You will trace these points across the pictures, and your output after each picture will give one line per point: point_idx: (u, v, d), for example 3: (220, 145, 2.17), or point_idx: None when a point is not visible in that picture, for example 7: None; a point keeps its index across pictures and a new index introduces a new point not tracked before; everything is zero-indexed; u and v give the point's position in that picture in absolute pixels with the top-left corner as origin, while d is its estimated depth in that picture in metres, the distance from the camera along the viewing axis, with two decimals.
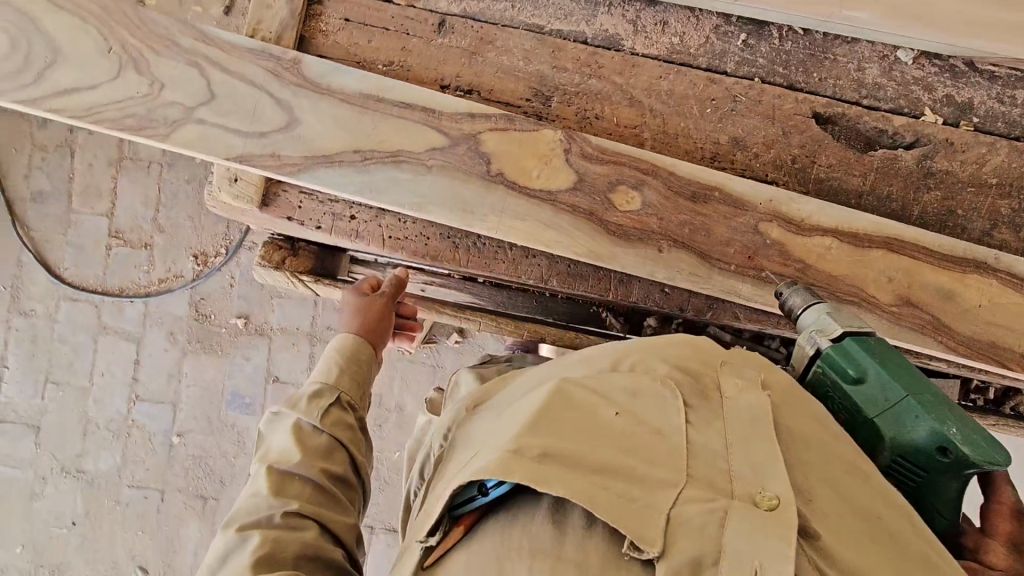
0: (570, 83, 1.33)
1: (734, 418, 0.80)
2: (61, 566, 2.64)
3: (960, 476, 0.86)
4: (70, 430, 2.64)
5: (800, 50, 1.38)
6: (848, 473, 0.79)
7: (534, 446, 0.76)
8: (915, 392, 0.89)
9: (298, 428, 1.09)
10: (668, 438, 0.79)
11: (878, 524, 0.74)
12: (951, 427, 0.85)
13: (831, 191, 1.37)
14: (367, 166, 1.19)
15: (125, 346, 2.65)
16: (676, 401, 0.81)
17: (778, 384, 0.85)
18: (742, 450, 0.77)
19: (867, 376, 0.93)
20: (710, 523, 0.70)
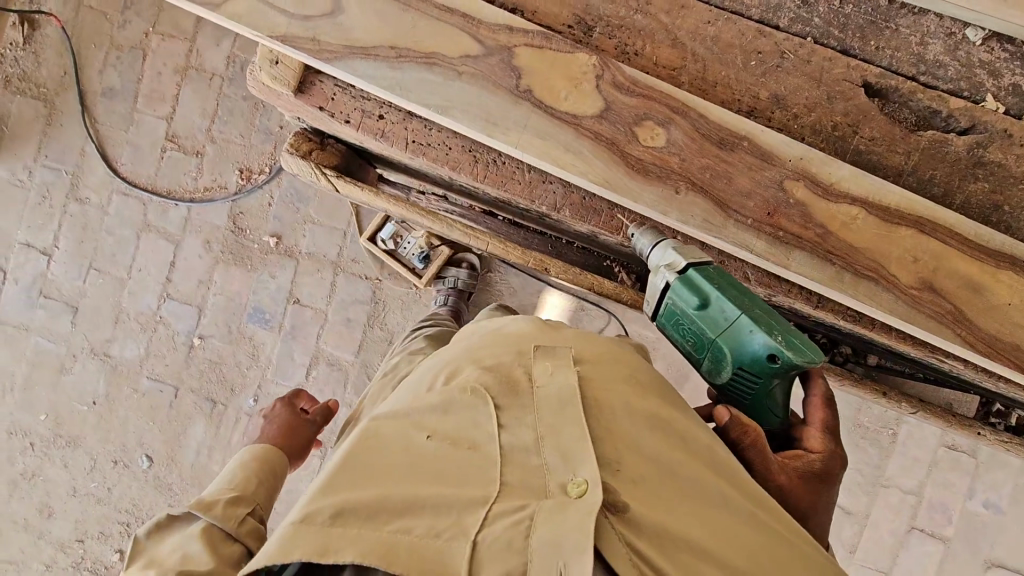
0: (615, 16, 1.31)
1: (543, 408, 1.03)
2: (77, 439, 2.81)
3: (781, 374, 1.13)
4: (103, 315, 2.80)
5: (861, 15, 1.32)
6: (650, 445, 1.02)
7: (331, 509, 0.92)
8: (748, 311, 1.12)
9: (208, 530, 1.25)
10: (481, 452, 1.00)
11: (670, 482, 0.99)
12: (776, 336, 1.10)
13: (868, 164, 1.31)
14: (400, 63, 1.21)
15: (164, 246, 2.78)
16: (486, 408, 1.05)
17: (586, 363, 1.12)
18: (554, 435, 0.99)
19: (711, 301, 1.15)
20: (519, 535, 0.87)
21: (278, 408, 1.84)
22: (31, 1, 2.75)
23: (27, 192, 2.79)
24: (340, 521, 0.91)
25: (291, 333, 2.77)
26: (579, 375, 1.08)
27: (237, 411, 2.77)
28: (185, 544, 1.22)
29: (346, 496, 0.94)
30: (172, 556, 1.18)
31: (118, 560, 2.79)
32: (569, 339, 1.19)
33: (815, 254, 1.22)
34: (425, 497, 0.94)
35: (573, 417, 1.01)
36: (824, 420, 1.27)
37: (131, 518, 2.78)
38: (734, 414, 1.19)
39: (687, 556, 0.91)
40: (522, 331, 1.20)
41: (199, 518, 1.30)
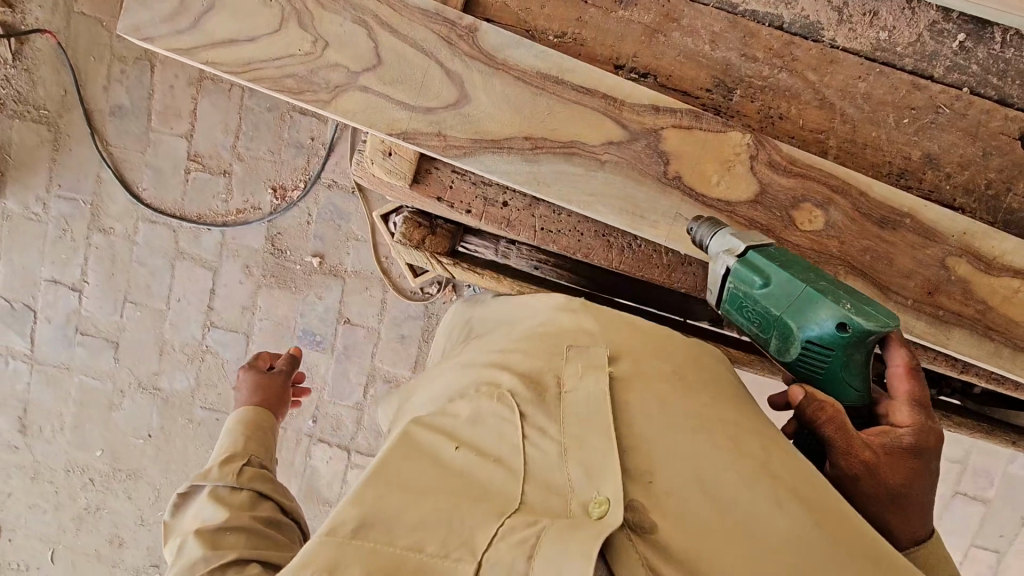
0: (757, 76, 1.18)
1: (572, 417, 0.92)
2: (138, 472, 2.79)
3: (861, 347, 0.96)
4: (148, 350, 2.70)
5: (1023, 60, 1.20)
6: (688, 447, 0.90)
7: (350, 521, 0.82)
8: (811, 281, 0.97)
9: (215, 494, 1.11)
10: (506, 466, 0.89)
11: (713, 496, 0.85)
12: (845, 303, 0.94)
13: (1021, 224, 1.24)
14: (536, 155, 1.09)
15: (202, 273, 2.64)
16: (511, 416, 0.93)
17: (628, 366, 0.99)
18: (578, 448, 0.88)
19: (769, 279, 0.99)
20: (519, 561, 0.77)
21: (246, 373, 1.57)
22: (15, 12, 2.44)
23: (45, 226, 2.61)
24: (359, 536, 0.81)
25: (344, 353, 2.69)
26: (612, 376, 0.96)
27: (297, 432, 2.76)
28: (203, 511, 1.10)
29: (366, 505, 0.83)
30: (193, 527, 1.07)
31: None
32: (618, 331, 1.06)
33: (976, 331, 1.18)
34: (442, 512, 0.83)
35: (604, 425, 0.90)
36: (918, 393, 1.00)
37: None
38: (810, 394, 0.99)
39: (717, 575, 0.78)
40: (558, 325, 1.09)
41: (200, 487, 1.15)
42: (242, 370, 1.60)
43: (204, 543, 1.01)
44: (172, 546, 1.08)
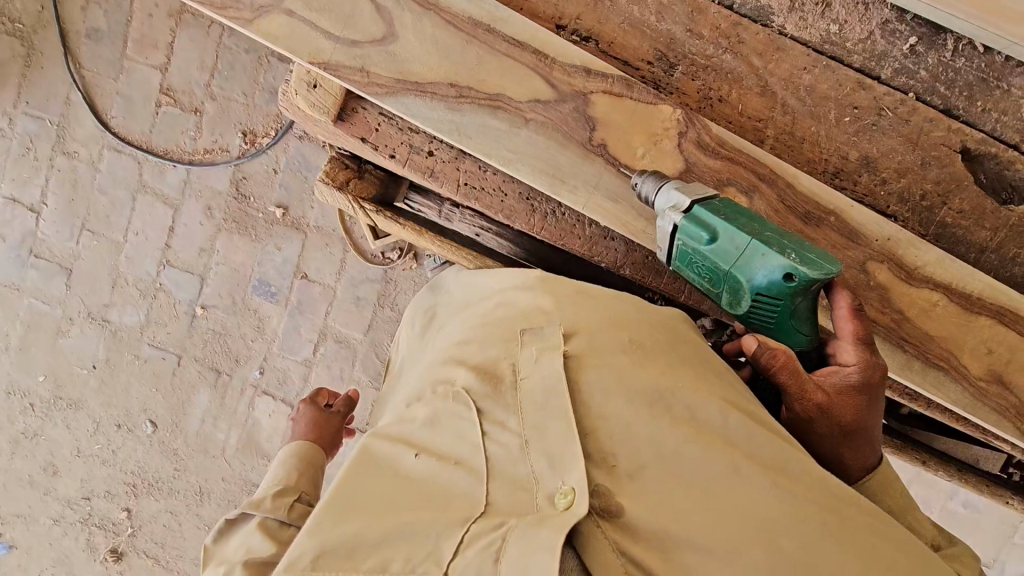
0: (700, 54, 1.16)
1: (530, 405, 0.85)
2: (78, 402, 2.77)
3: (807, 297, 0.92)
4: (100, 280, 2.67)
5: (972, 72, 1.18)
6: (648, 421, 0.82)
7: (307, 555, 0.79)
8: (757, 233, 0.92)
9: (265, 526, 1.05)
10: (467, 468, 0.85)
11: (679, 473, 0.78)
12: (790, 254, 0.89)
13: (951, 239, 1.22)
14: (460, 104, 1.06)
15: (163, 209, 2.61)
16: (467, 414, 0.88)
17: (580, 341, 0.90)
18: (540, 438, 0.82)
19: (716, 231, 0.94)
20: (485, 563, 0.73)
21: (305, 413, 1.49)
22: None
23: (10, 142, 2.60)
24: (318, 569, 0.78)
25: (297, 308, 2.65)
26: (567, 355, 0.88)
27: (243, 382, 2.70)
28: (249, 540, 1.03)
29: (324, 535, 0.81)
30: (238, 555, 1.00)
31: (125, 518, 2.83)
32: (577, 304, 0.98)
33: (889, 340, 1.17)
34: (402, 527, 0.80)
35: (560, 408, 0.83)
36: (865, 332, 0.98)
37: (137, 479, 2.80)
38: (763, 347, 0.94)
39: (698, 556, 0.72)
40: (521, 305, 1.01)
41: (249, 516, 1.09)
42: (297, 408, 1.51)
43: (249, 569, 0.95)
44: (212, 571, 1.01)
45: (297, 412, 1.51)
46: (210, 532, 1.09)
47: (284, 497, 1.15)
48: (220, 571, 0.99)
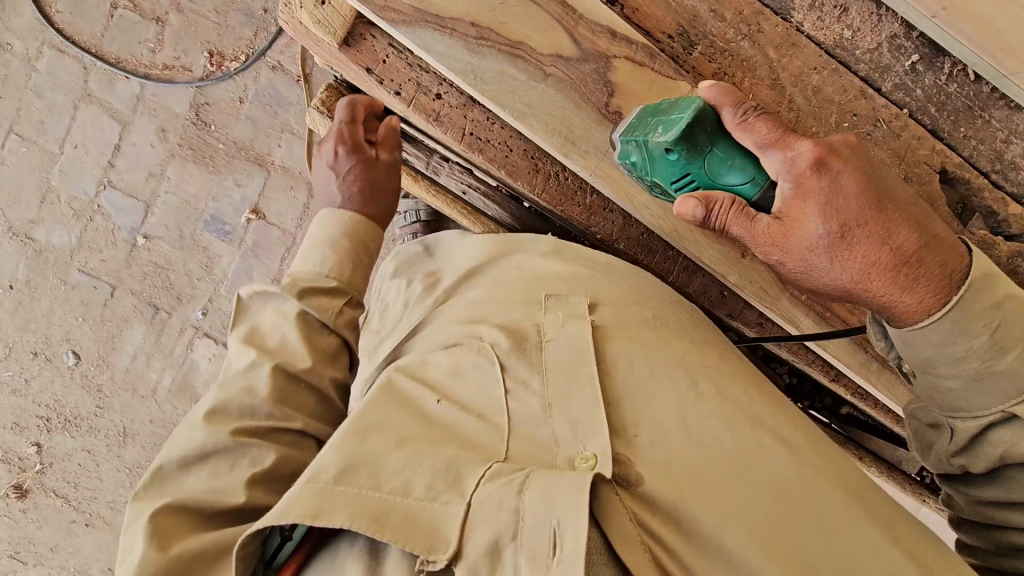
0: (720, 36, 1.15)
1: (553, 366, 0.96)
2: None
3: (704, 152, 0.94)
4: (27, 192, 2.42)
5: (960, 97, 1.25)
6: (676, 393, 0.95)
7: (331, 466, 0.86)
8: (642, 129, 0.99)
9: (304, 318, 1.04)
10: (490, 423, 0.94)
11: (706, 442, 0.90)
12: (659, 128, 0.95)
13: None
14: (480, 46, 1.01)
15: (109, 124, 2.38)
16: (492, 367, 0.98)
17: (604, 320, 1.04)
18: (561, 401, 0.92)
19: (630, 150, 1.02)
20: (510, 496, 0.79)
21: (352, 164, 1.16)
22: None
23: None
24: (342, 481, 0.84)
25: (252, 250, 2.50)
26: (595, 325, 1.02)
27: (183, 322, 2.53)
28: (280, 327, 1.04)
29: (349, 452, 0.88)
30: (271, 344, 1.03)
31: (35, 453, 2.62)
32: (612, 284, 1.11)
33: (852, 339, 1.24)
34: (426, 460, 0.87)
35: (582, 374, 0.95)
36: (771, 129, 0.91)
37: (51, 413, 2.59)
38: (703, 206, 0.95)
39: (712, 505, 0.84)
40: (541, 275, 1.13)
41: (285, 297, 1.05)
42: (330, 160, 1.15)
43: (275, 372, 0.99)
44: (240, 343, 1.03)
45: (334, 166, 1.15)
46: (247, 287, 1.07)
47: (324, 281, 1.07)
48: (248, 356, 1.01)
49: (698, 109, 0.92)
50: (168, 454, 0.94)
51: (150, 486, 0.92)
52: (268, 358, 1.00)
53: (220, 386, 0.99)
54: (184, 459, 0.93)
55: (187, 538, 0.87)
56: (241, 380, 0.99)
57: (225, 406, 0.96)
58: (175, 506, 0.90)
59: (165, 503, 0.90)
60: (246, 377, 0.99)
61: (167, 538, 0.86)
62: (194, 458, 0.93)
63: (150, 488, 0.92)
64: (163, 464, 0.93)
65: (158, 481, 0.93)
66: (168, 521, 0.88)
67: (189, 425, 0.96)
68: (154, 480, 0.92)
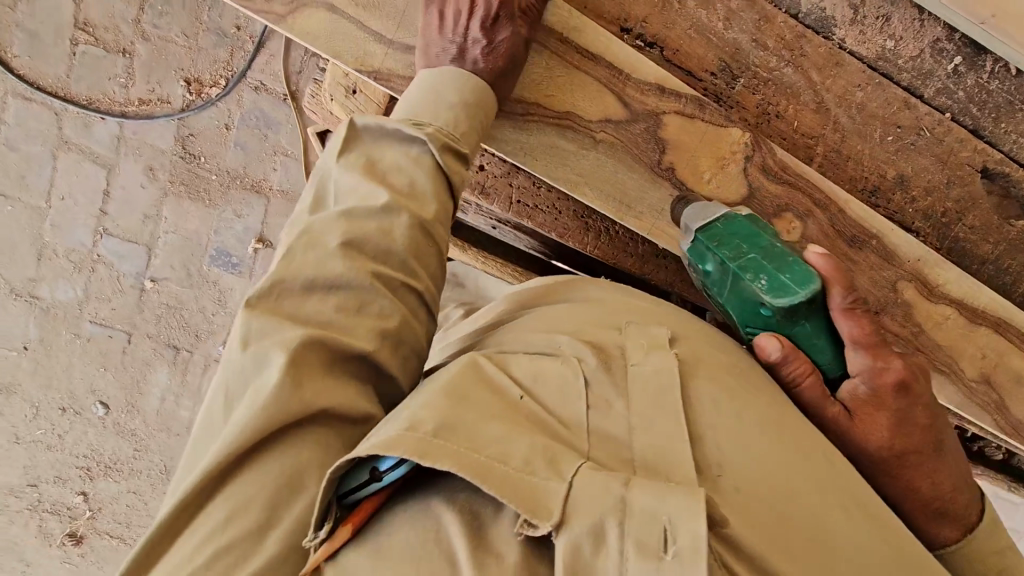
0: (762, 66, 1.11)
1: (636, 387, 0.74)
2: (11, 386, 2.50)
3: (794, 323, 0.83)
4: (21, 252, 2.32)
5: (1001, 93, 1.22)
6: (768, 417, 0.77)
7: (428, 417, 0.63)
8: (737, 256, 0.86)
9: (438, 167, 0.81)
10: (574, 426, 0.70)
11: (798, 461, 0.74)
12: (761, 277, 0.83)
13: (959, 252, 1.31)
14: (527, 123, 0.97)
15: (93, 171, 2.26)
16: (575, 377, 0.75)
17: (685, 345, 0.83)
18: (645, 425, 0.70)
19: (710, 260, 0.90)
20: (614, 484, 0.58)
21: (508, 32, 0.88)
22: None
23: None
24: (443, 432, 0.61)
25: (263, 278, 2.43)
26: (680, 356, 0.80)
27: (206, 358, 2.50)
28: (404, 167, 0.81)
29: (451, 405, 0.65)
30: (395, 182, 0.80)
31: (82, 502, 2.65)
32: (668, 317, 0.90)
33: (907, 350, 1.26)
34: (526, 432, 0.64)
35: (667, 404, 0.72)
36: (871, 332, 0.82)
37: (91, 462, 2.60)
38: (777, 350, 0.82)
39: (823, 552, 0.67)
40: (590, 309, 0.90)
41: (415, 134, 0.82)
42: (483, 18, 0.86)
43: (414, 225, 0.79)
44: (358, 175, 0.79)
45: (484, 23, 0.87)
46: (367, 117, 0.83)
47: (455, 145, 0.85)
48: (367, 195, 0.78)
49: (816, 293, 0.80)
50: (292, 268, 0.72)
51: (265, 295, 0.71)
52: (404, 203, 0.79)
53: (346, 217, 0.76)
54: (309, 284, 0.73)
55: (315, 388, 0.68)
56: (369, 216, 0.76)
57: (361, 241, 0.75)
58: (316, 342, 0.69)
59: (301, 331, 0.69)
60: (376, 216, 0.77)
61: (302, 375, 0.68)
62: (320, 285, 0.72)
63: (266, 297, 0.72)
64: (284, 278, 0.72)
65: (276, 294, 0.72)
66: (300, 362, 0.68)
67: (313, 244, 0.74)
68: (275, 292, 0.72)
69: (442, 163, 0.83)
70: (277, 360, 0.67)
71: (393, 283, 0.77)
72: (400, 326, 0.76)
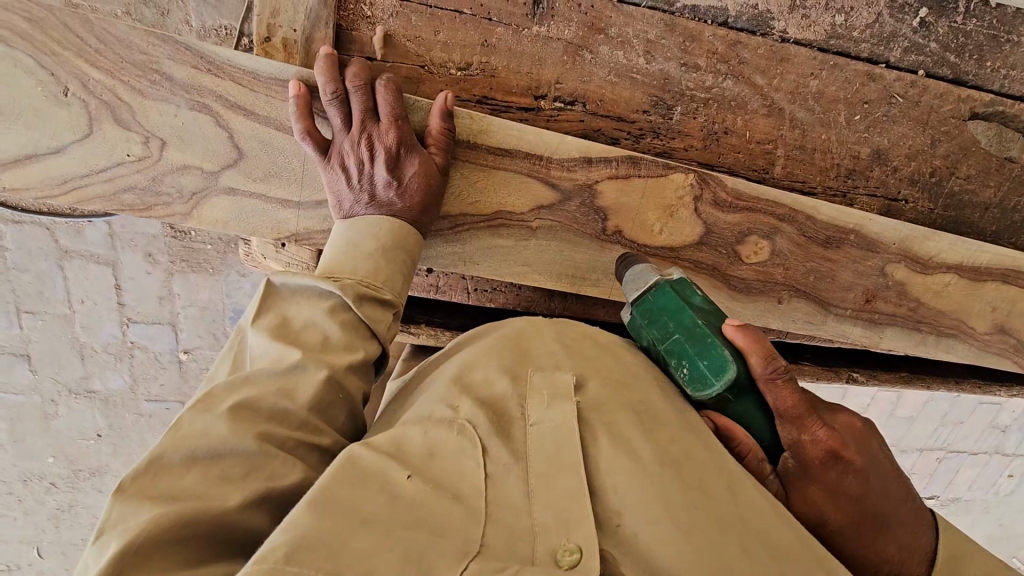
0: (699, 87, 1.02)
1: (536, 453, 0.67)
2: (100, 468, 2.30)
3: (725, 407, 0.81)
4: (63, 357, 2.07)
5: (982, 31, 1.09)
6: (690, 453, 0.70)
7: (284, 542, 0.54)
8: (662, 339, 0.83)
9: (336, 306, 0.78)
10: (468, 504, 0.63)
11: (724, 499, 0.66)
12: (683, 365, 0.81)
13: (958, 206, 1.17)
14: (458, 234, 0.94)
15: (99, 272, 1.95)
16: (472, 447, 0.68)
17: (595, 382, 0.75)
18: (544, 494, 0.64)
19: (643, 336, 0.88)
20: None
21: (416, 165, 0.82)
22: None
23: None
24: (295, 560, 0.52)
25: None
26: (582, 406, 0.72)
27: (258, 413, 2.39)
28: (319, 320, 0.77)
29: (304, 523, 0.56)
30: (308, 339, 0.75)
31: None
32: (590, 354, 0.79)
33: (908, 326, 1.18)
34: (402, 544, 0.57)
35: (569, 463, 0.66)
36: (795, 403, 0.76)
37: None
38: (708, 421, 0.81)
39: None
40: (506, 351, 0.79)
41: (317, 286, 0.78)
42: (387, 162, 0.81)
43: (325, 383, 0.72)
44: (269, 334, 0.75)
45: (388, 167, 0.81)
46: (282, 274, 0.79)
47: (372, 294, 0.80)
48: (273, 351, 0.74)
49: (732, 378, 0.77)
50: (178, 438, 0.64)
51: (139, 477, 0.60)
52: (317, 358, 0.73)
53: (245, 381, 0.70)
54: (192, 456, 0.63)
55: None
56: (276, 379, 0.71)
57: (253, 403, 0.68)
58: (164, 522, 0.56)
59: (153, 513, 0.57)
60: (283, 375, 0.72)
61: (140, 559, 0.53)
62: (204, 457, 0.64)
63: (141, 476, 0.61)
64: (164, 452, 0.63)
65: (153, 473, 0.62)
66: (134, 549, 0.53)
67: (204, 407, 0.67)
68: (152, 469, 0.61)
69: (363, 314, 0.79)
70: (108, 551, 0.53)
71: (287, 444, 0.68)
72: (303, 482, 0.68)
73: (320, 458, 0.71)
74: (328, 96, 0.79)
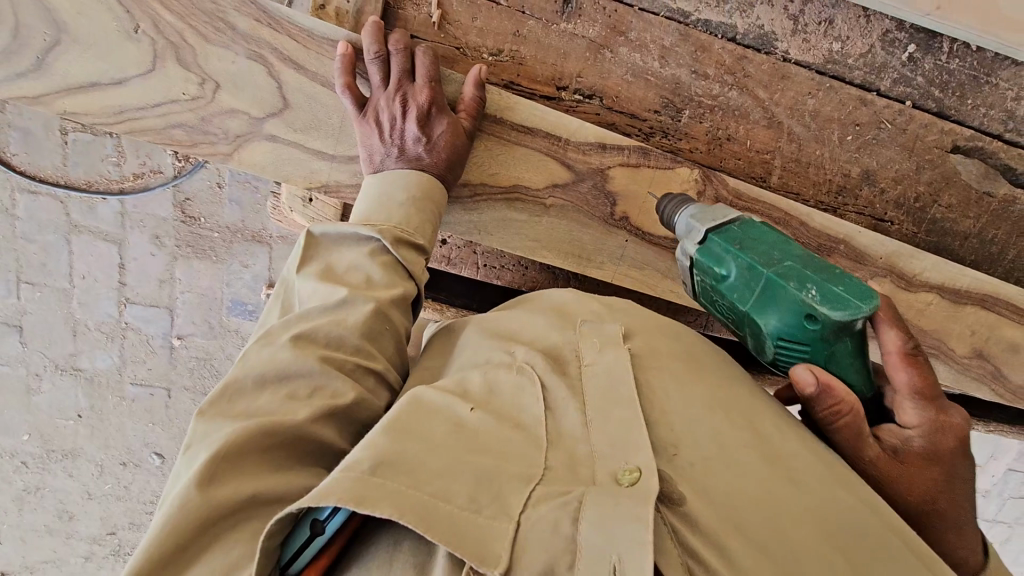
0: (706, 95, 1.11)
1: (594, 392, 0.70)
2: (75, 451, 2.10)
3: (838, 343, 0.79)
4: (54, 330, 1.93)
5: (964, 71, 1.19)
6: (738, 408, 0.73)
7: (368, 456, 0.59)
8: (772, 264, 0.81)
9: (377, 250, 0.83)
10: (527, 433, 0.67)
11: (770, 449, 0.69)
12: (809, 289, 0.78)
13: (940, 232, 1.25)
14: (477, 203, 1.01)
15: (106, 248, 1.84)
16: (531, 385, 0.71)
17: (642, 337, 0.79)
18: (602, 423, 0.67)
19: (732, 263, 0.85)
20: (563, 518, 0.57)
21: (445, 125, 0.89)
22: None
23: None
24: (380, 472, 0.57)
25: None
26: (634, 353, 0.75)
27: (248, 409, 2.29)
28: (361, 264, 0.81)
29: (382, 441, 0.61)
30: (352, 280, 0.80)
31: None
32: (627, 315, 0.84)
33: None
34: (471, 465, 0.61)
35: (624, 398, 0.68)
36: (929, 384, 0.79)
37: None
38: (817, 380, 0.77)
39: (817, 552, 0.60)
40: (556, 311, 0.83)
41: (364, 233, 0.83)
42: (418, 118, 0.87)
43: (373, 314, 0.77)
44: (315, 278, 0.79)
45: (419, 122, 0.87)
46: (322, 224, 0.83)
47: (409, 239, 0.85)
48: (319, 289, 0.78)
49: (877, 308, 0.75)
50: (246, 368, 0.70)
51: (217, 401, 0.67)
52: (364, 294, 0.78)
53: (299, 318, 0.74)
54: (262, 380, 0.69)
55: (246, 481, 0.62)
56: (325, 313, 0.75)
57: (313, 332, 0.73)
58: (254, 434, 0.63)
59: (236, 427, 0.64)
60: (332, 310, 0.76)
61: (229, 468, 0.62)
62: (273, 380, 0.69)
63: (218, 402, 0.67)
64: (237, 378, 0.69)
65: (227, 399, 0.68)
66: (226, 456, 0.61)
67: (266, 340, 0.72)
68: (226, 394, 0.68)
69: (401, 258, 0.84)
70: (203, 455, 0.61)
71: (347, 366, 0.74)
72: (357, 402, 0.72)
73: (372, 382, 0.76)
74: (371, 55, 0.87)
